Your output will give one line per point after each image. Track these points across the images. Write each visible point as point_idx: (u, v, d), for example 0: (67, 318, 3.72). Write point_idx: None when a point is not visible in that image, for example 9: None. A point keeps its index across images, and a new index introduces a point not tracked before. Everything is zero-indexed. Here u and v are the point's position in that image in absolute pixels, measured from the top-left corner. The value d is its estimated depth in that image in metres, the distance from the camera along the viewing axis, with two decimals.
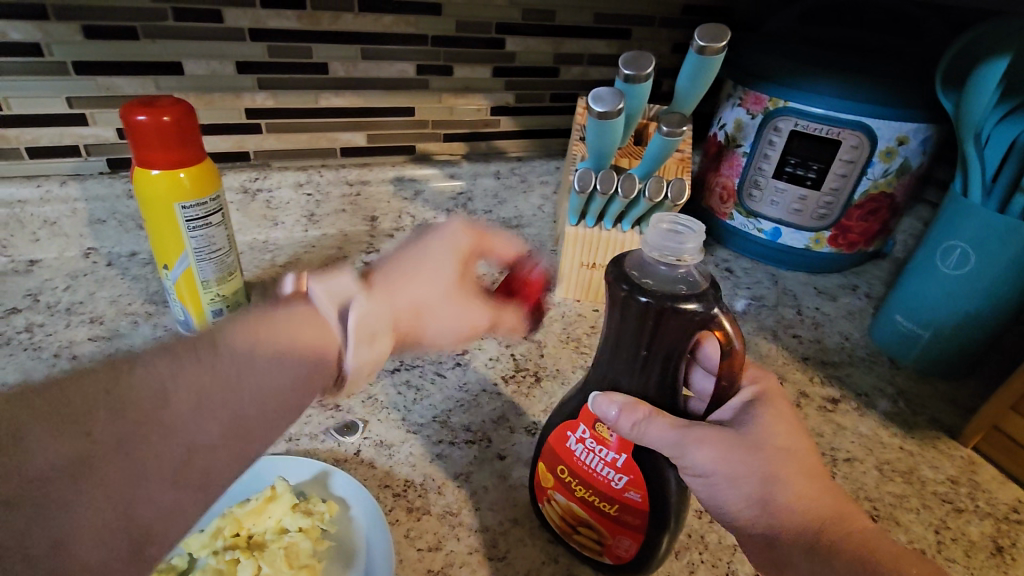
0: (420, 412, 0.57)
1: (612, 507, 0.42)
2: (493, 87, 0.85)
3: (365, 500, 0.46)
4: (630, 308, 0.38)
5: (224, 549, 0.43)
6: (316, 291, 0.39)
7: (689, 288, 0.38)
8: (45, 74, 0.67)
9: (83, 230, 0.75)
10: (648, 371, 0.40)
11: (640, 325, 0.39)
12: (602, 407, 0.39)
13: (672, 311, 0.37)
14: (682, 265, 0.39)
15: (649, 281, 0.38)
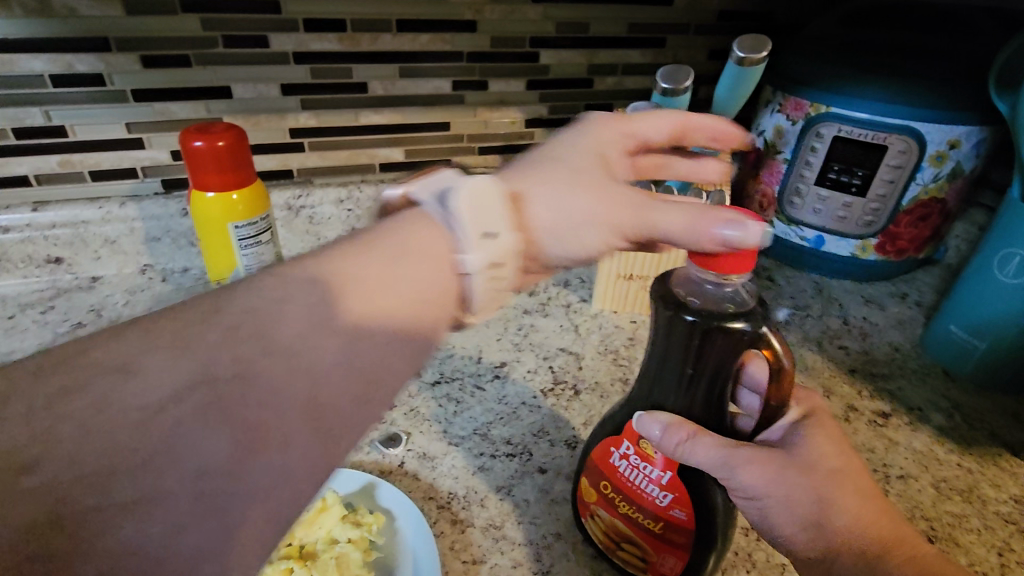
0: (460, 424, 0.58)
1: (656, 525, 0.42)
2: (527, 100, 0.86)
3: (411, 512, 0.47)
4: (676, 327, 0.39)
5: (279, 558, 0.44)
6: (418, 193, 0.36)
7: (736, 306, 0.38)
8: (106, 102, 0.71)
9: (140, 247, 0.78)
10: (692, 388, 0.40)
11: (685, 342, 0.39)
12: (648, 426, 0.39)
13: (719, 332, 0.37)
14: (729, 284, 0.38)
15: (694, 301, 0.39)
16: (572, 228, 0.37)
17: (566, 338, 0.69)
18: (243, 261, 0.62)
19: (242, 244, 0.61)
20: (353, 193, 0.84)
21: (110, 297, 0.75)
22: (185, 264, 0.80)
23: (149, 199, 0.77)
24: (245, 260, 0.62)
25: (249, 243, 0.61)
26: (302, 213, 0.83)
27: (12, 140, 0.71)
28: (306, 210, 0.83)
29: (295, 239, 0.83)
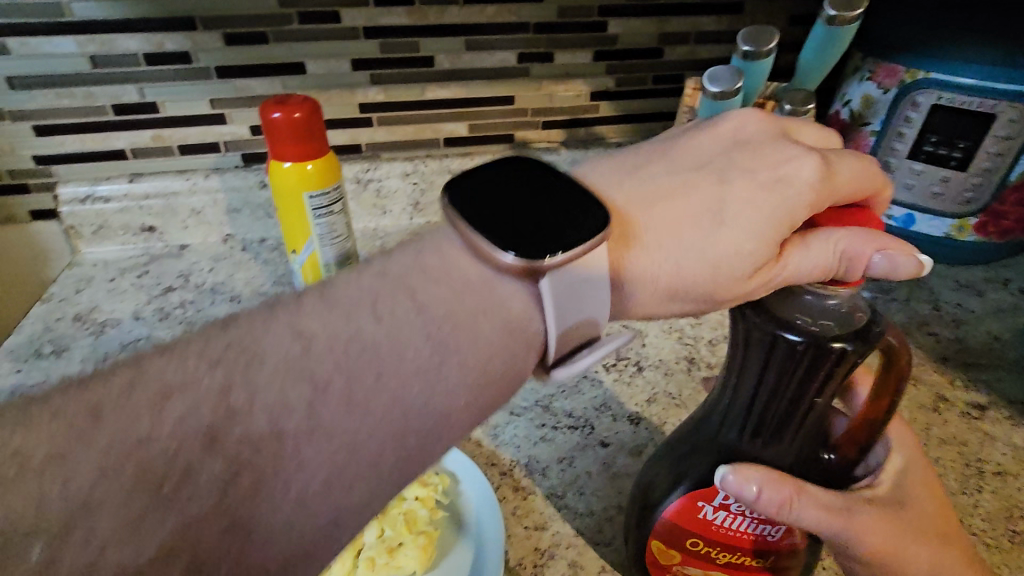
0: (522, 395, 0.58)
1: (765, 560, 0.40)
2: (593, 72, 0.84)
3: (474, 473, 0.47)
4: (778, 347, 0.36)
5: None
6: (547, 286, 0.33)
7: (840, 318, 0.36)
8: (192, 79, 0.75)
9: (223, 218, 0.83)
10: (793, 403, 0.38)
11: (809, 363, 0.36)
12: (730, 481, 0.37)
13: (831, 355, 0.35)
14: (833, 296, 0.36)
15: (803, 318, 0.36)
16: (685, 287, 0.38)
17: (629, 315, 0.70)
18: (317, 230, 0.64)
19: (316, 214, 0.63)
20: (418, 167, 0.86)
21: (196, 263, 0.80)
22: (263, 234, 0.85)
23: (230, 171, 0.81)
24: (319, 229, 0.64)
25: (322, 213, 0.63)
26: (370, 186, 0.85)
27: (111, 116, 0.76)
28: (374, 183, 0.85)
29: (363, 212, 0.87)
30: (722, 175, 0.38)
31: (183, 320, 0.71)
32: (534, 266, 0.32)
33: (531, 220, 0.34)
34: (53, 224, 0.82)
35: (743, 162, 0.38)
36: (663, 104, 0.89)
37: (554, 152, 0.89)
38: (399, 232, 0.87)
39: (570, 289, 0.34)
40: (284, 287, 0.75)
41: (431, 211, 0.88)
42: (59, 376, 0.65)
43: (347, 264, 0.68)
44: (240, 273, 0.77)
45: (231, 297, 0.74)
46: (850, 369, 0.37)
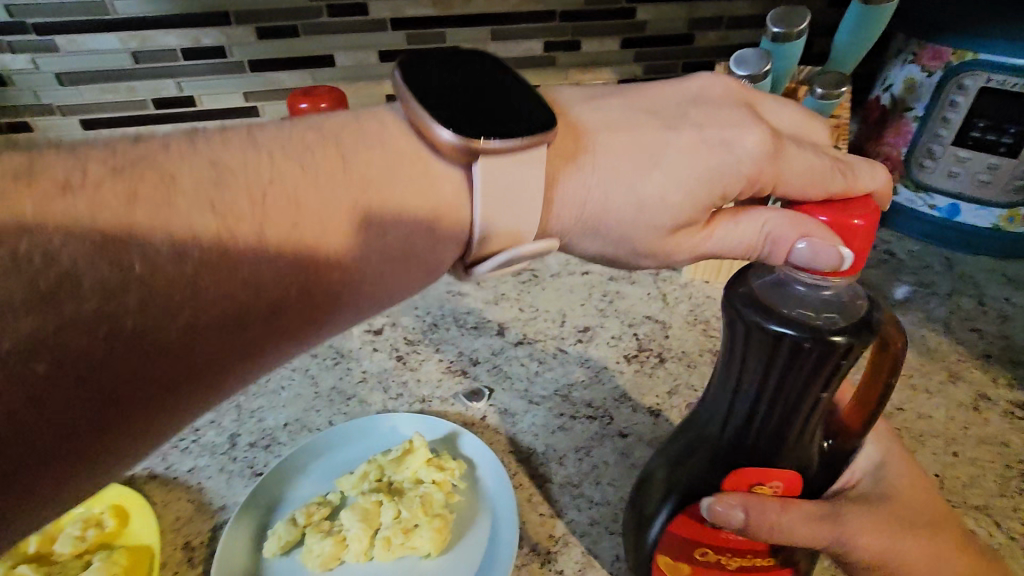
0: (542, 384, 0.59)
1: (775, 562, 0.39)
2: (621, 60, 0.83)
3: (492, 461, 0.48)
4: (759, 339, 0.34)
5: (370, 491, 0.45)
6: (478, 169, 0.31)
7: (826, 312, 0.34)
8: (227, 73, 0.78)
9: None
10: (793, 404, 0.35)
11: (791, 356, 0.34)
12: (717, 510, 0.35)
13: (837, 353, 0.33)
14: (827, 287, 0.35)
15: (789, 309, 0.34)
16: (627, 207, 0.36)
17: (651, 307, 0.69)
18: None
19: None
20: None
21: None
22: None
23: None
24: None
25: None
26: None
27: (152, 110, 0.79)
28: None
29: None
30: (672, 125, 0.37)
31: None
32: (467, 145, 0.30)
33: (476, 97, 0.33)
34: None
35: (700, 118, 0.37)
36: None
37: None
38: None
39: (505, 181, 0.32)
40: None
41: None
42: None
43: None
44: None
45: None
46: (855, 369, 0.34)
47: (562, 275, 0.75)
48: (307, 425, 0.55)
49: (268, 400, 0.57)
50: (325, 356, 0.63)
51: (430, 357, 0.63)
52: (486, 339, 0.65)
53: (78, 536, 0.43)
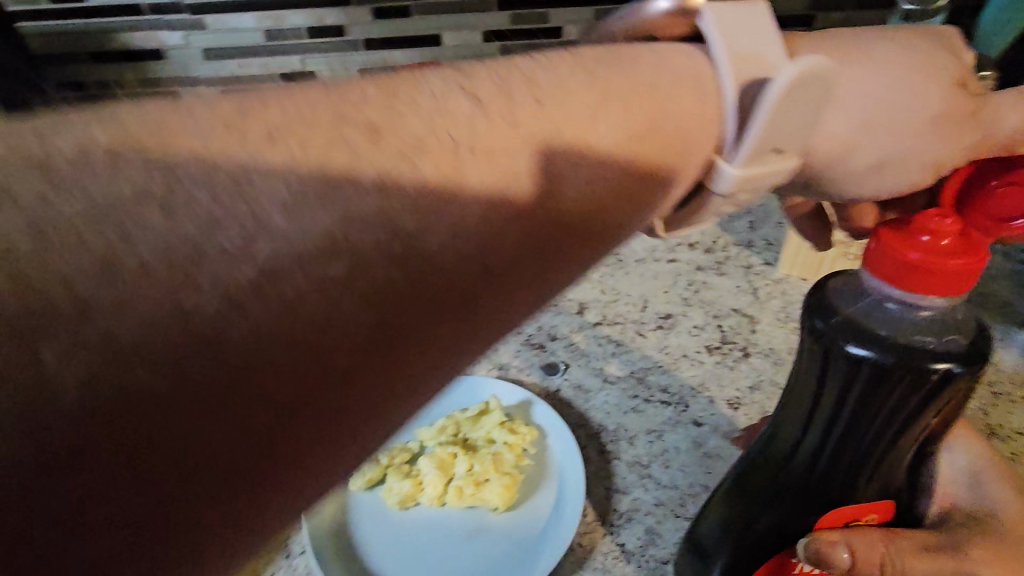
0: (618, 365, 0.59)
1: None
2: None
3: (563, 431, 0.49)
4: (841, 363, 0.34)
5: (446, 443, 0.48)
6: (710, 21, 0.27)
7: (925, 337, 0.33)
8: (344, 51, 0.83)
9: None
10: (882, 430, 0.34)
11: (884, 383, 0.33)
12: (814, 549, 0.33)
13: (936, 383, 0.32)
14: (925, 308, 0.33)
15: (880, 331, 0.33)
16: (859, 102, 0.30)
17: (739, 300, 0.67)
18: None
19: None
20: None
21: None
22: None
23: None
24: None
25: None
26: None
27: None
28: None
29: None
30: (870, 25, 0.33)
31: None
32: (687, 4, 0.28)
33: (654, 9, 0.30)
34: None
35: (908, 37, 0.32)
36: None
37: None
38: None
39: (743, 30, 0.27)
40: None
41: None
42: None
43: None
44: None
45: None
46: (953, 399, 0.33)
47: (647, 261, 0.75)
48: None
49: None
50: None
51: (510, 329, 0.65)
52: (566, 317, 0.66)
53: None
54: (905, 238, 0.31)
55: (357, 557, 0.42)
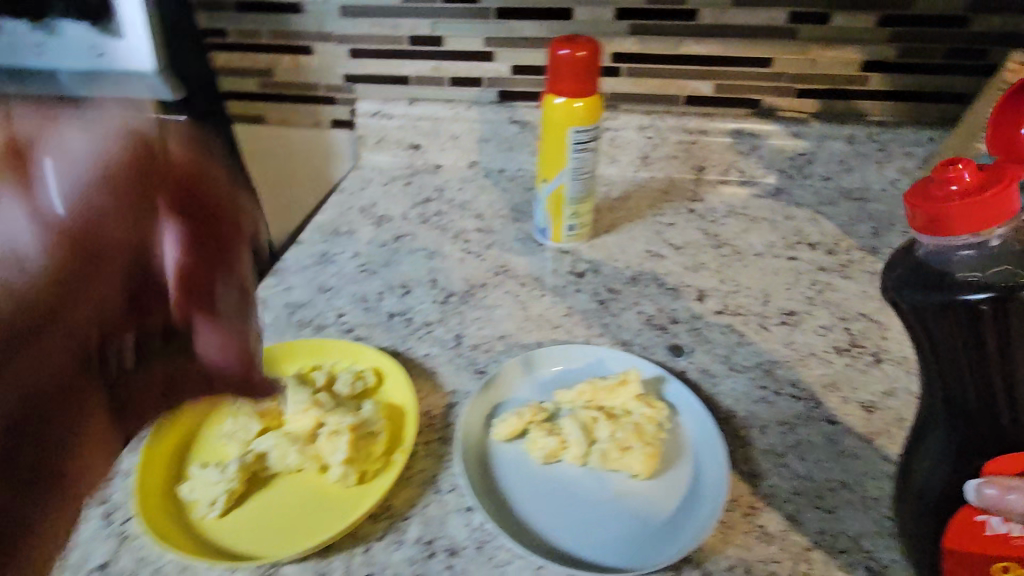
0: (743, 355, 0.59)
1: None
2: (873, 39, 0.82)
3: (698, 410, 0.50)
4: (941, 316, 0.35)
5: (584, 408, 0.50)
6: None
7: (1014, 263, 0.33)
8: (478, 18, 0.85)
9: (473, 146, 0.93)
10: (982, 369, 0.35)
11: (988, 325, 0.34)
12: (989, 495, 0.35)
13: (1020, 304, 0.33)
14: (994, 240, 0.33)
15: (965, 275, 0.34)
16: None
17: (867, 305, 0.66)
18: (572, 163, 0.68)
19: (575, 149, 0.67)
20: (655, 122, 0.89)
21: (449, 181, 0.92)
22: (502, 164, 0.94)
23: (488, 105, 0.91)
24: (573, 162, 0.67)
25: (581, 148, 0.67)
26: (605, 135, 0.91)
27: (406, 46, 0.89)
28: (609, 132, 0.91)
29: None
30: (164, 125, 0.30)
31: (440, 225, 0.80)
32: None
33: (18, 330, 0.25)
34: (345, 132, 1.01)
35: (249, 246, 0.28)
36: (942, 80, 0.84)
37: (801, 123, 0.88)
38: (623, 182, 0.91)
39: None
40: (520, 214, 0.83)
41: (657, 166, 0.92)
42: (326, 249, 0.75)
43: (585, 201, 0.72)
44: (483, 196, 0.87)
45: (476, 214, 0.83)
46: None
47: (765, 256, 0.74)
48: (520, 342, 0.60)
49: (486, 313, 0.64)
50: (532, 288, 0.68)
51: (630, 308, 0.65)
52: (686, 302, 0.66)
53: (350, 383, 0.52)
54: (937, 183, 0.32)
55: (503, 501, 0.45)
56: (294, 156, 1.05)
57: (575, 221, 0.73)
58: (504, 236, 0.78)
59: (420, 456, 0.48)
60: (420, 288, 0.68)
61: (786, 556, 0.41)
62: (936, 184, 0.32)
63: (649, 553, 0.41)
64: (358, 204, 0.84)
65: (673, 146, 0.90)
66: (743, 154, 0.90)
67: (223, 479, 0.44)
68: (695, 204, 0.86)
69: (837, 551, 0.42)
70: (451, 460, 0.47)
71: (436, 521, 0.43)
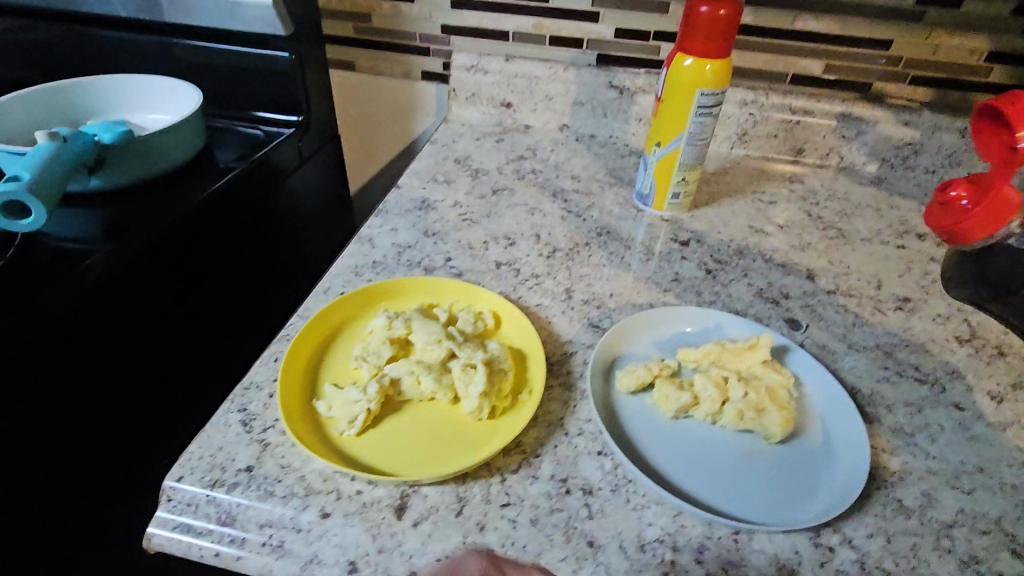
0: (861, 335, 0.58)
1: None
2: (1006, 28, 0.77)
3: (827, 382, 0.49)
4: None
5: (712, 368, 0.49)
6: None
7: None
8: None
9: (566, 108, 0.92)
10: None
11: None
12: None
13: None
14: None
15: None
16: None
17: None
18: (691, 128, 0.66)
19: (697, 113, 0.65)
20: (759, 99, 0.87)
21: (540, 142, 0.90)
22: (594, 130, 0.93)
23: (586, 67, 0.89)
24: (693, 127, 0.66)
25: (703, 113, 0.65)
26: None
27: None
28: None
29: None
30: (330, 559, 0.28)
31: (536, 183, 0.80)
32: None
33: None
34: (434, 85, 0.99)
35: None
36: None
37: (914, 112, 0.85)
38: (718, 158, 0.90)
39: None
40: (616, 180, 0.82)
41: (754, 144, 0.90)
42: (426, 197, 0.74)
43: (694, 170, 0.70)
44: (577, 159, 0.86)
45: (572, 176, 0.82)
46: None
47: (873, 242, 0.72)
48: (631, 302, 0.60)
49: (593, 271, 0.64)
50: (637, 252, 0.68)
51: (739, 280, 0.64)
52: (796, 279, 0.65)
53: (472, 323, 0.53)
54: (949, 209, 0.46)
55: (634, 448, 0.44)
56: (379, 106, 1.04)
57: (681, 189, 0.72)
58: (603, 199, 0.77)
59: (546, 398, 0.48)
60: (524, 242, 0.68)
61: (928, 530, 0.41)
62: (948, 209, 0.46)
63: (789, 513, 0.41)
64: (453, 156, 0.84)
65: (774, 126, 0.88)
66: (846, 139, 0.87)
67: (363, 398, 0.44)
68: (794, 186, 0.84)
69: (979, 531, 0.41)
70: (577, 405, 0.47)
71: (569, 461, 0.43)
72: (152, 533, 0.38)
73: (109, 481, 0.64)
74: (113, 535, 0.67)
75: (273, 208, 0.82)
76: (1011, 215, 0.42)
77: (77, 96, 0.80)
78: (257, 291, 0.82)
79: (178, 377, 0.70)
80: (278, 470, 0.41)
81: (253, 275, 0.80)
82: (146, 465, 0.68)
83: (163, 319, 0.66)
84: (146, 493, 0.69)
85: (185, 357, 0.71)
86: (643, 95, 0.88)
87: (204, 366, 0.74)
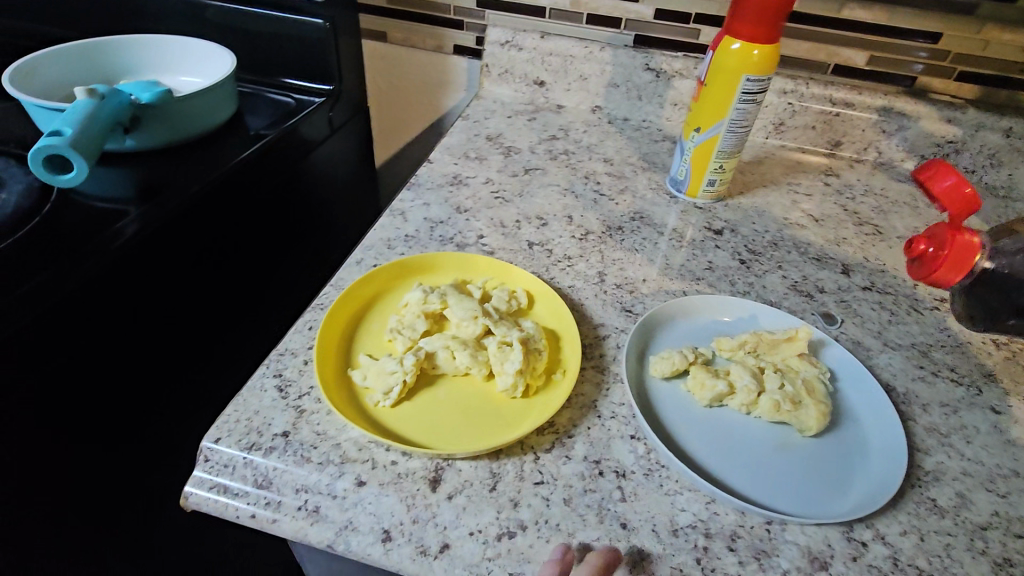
0: (896, 333, 0.57)
1: None
2: None
3: (862, 378, 0.49)
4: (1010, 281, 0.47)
5: (747, 358, 0.49)
6: None
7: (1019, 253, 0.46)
8: None
9: (600, 90, 0.90)
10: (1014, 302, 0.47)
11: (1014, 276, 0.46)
12: None
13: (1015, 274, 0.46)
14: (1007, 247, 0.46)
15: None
16: None
17: None
18: (733, 114, 0.65)
19: (741, 99, 0.64)
20: (799, 88, 0.85)
21: (572, 123, 0.89)
22: (627, 113, 0.91)
23: (623, 48, 0.87)
24: (735, 114, 0.65)
25: (746, 100, 0.64)
26: None
27: None
28: None
29: None
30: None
31: (569, 164, 0.79)
32: None
33: None
34: (465, 60, 0.97)
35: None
36: None
37: (958, 108, 0.82)
38: (753, 148, 0.88)
39: None
40: (649, 165, 0.80)
41: (790, 135, 0.88)
42: (457, 172, 0.74)
43: (732, 157, 0.69)
44: (610, 141, 0.85)
45: (604, 159, 0.81)
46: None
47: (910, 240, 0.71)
48: (664, 288, 0.59)
49: (626, 255, 0.63)
50: (670, 238, 0.67)
51: (773, 271, 0.63)
52: (831, 273, 0.64)
53: (506, 301, 0.52)
54: (919, 259, 0.48)
55: (667, 434, 0.44)
56: (408, 79, 1.02)
57: (717, 176, 0.71)
58: (636, 183, 0.76)
59: (579, 379, 0.48)
60: (557, 222, 0.67)
61: (961, 531, 0.40)
62: (919, 261, 0.48)
63: (823, 507, 0.41)
64: (485, 132, 0.83)
65: (813, 117, 0.86)
66: (886, 134, 0.85)
67: (399, 370, 0.44)
68: (830, 179, 0.82)
69: (1013, 535, 0.41)
70: (610, 389, 0.47)
71: (602, 443, 0.43)
72: (190, 492, 0.39)
73: (139, 443, 0.65)
74: (143, 498, 0.68)
75: (302, 180, 0.81)
76: (976, 255, 0.44)
77: (112, 55, 0.80)
78: (285, 263, 0.82)
79: (207, 345, 0.71)
80: (313, 437, 0.41)
81: (282, 244, 0.80)
82: (176, 430, 0.69)
83: (194, 285, 0.67)
84: (173, 458, 0.70)
85: (214, 325, 0.71)
86: (680, 79, 0.86)
87: (231, 335, 0.74)
